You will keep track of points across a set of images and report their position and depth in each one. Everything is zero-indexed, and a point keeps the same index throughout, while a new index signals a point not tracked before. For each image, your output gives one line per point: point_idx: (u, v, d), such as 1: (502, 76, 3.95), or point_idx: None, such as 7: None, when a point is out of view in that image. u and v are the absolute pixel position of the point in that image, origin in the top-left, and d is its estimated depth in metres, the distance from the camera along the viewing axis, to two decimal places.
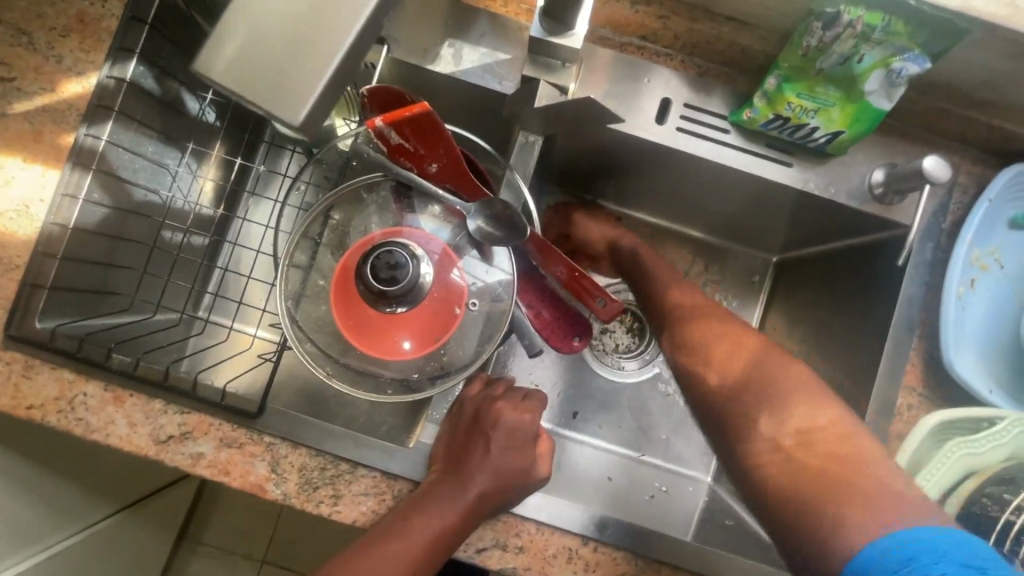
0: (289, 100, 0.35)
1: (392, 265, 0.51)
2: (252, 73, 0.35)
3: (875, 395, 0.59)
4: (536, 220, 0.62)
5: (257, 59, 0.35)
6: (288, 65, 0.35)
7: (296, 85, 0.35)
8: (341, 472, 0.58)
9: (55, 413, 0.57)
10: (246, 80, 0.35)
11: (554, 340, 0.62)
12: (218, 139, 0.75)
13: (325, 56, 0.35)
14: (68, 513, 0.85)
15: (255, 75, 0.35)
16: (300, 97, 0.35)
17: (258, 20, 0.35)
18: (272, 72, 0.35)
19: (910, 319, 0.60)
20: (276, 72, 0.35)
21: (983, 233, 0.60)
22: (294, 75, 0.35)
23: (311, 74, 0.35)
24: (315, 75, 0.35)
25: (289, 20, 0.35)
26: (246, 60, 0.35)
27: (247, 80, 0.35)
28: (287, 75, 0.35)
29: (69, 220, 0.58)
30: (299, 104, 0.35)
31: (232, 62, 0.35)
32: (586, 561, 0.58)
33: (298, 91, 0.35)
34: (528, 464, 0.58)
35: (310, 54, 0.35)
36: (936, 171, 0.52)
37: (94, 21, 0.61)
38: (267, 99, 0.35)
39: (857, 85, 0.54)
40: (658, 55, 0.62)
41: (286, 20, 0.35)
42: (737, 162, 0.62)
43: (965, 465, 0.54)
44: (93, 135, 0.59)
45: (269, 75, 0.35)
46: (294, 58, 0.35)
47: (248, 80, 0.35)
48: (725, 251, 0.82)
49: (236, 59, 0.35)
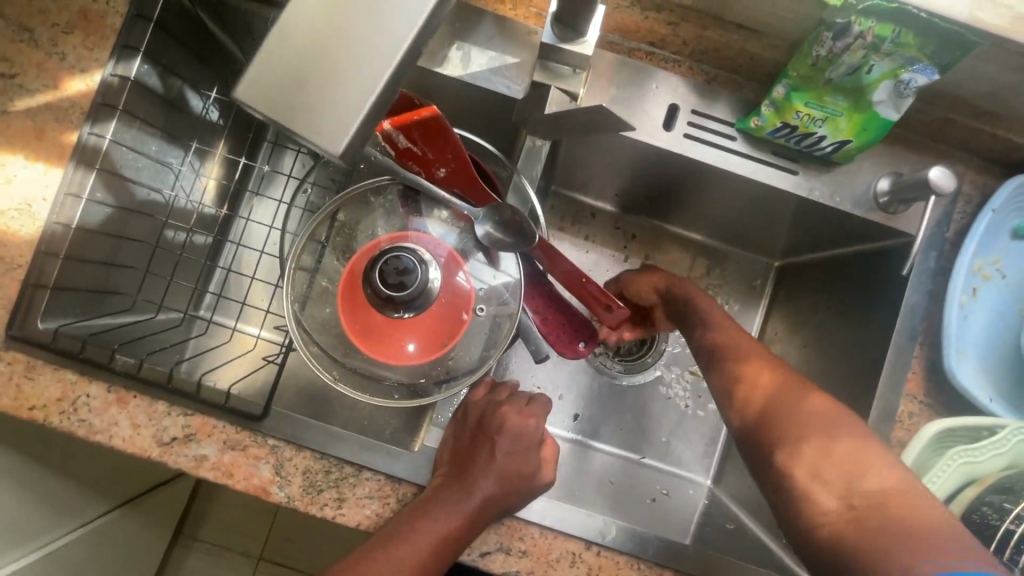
0: (324, 120, 0.29)
1: (400, 270, 0.51)
2: (282, 92, 0.29)
3: (877, 402, 0.60)
4: (542, 224, 0.62)
5: (288, 74, 0.29)
6: (325, 80, 0.29)
7: (335, 107, 0.29)
8: (345, 476, 0.58)
9: (57, 413, 0.56)
10: (274, 101, 0.29)
11: (560, 346, 0.62)
12: (222, 137, 0.75)
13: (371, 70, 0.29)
14: (66, 511, 0.85)
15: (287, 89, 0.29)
16: (341, 121, 0.29)
17: (293, 27, 0.29)
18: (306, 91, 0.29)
19: (913, 328, 0.60)
20: (309, 89, 0.29)
21: (986, 243, 0.60)
22: (332, 94, 0.29)
23: (355, 95, 0.29)
24: (359, 93, 0.29)
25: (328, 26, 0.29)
26: (276, 76, 0.29)
27: (277, 100, 0.29)
28: (324, 94, 0.29)
29: (73, 219, 0.58)
30: (338, 129, 0.29)
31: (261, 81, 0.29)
32: (590, 565, 0.58)
33: (338, 113, 0.29)
34: (532, 469, 0.59)
35: (354, 68, 0.29)
36: (941, 181, 0.53)
37: (98, 18, 0.60)
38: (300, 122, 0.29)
39: (865, 95, 0.54)
40: (667, 61, 0.63)
41: (326, 26, 0.29)
42: (744, 169, 0.62)
43: (965, 473, 0.55)
44: (96, 133, 0.59)
45: (303, 95, 0.29)
46: (334, 73, 0.29)
47: (278, 101, 0.29)
48: (728, 256, 0.83)
49: (266, 74, 0.29)
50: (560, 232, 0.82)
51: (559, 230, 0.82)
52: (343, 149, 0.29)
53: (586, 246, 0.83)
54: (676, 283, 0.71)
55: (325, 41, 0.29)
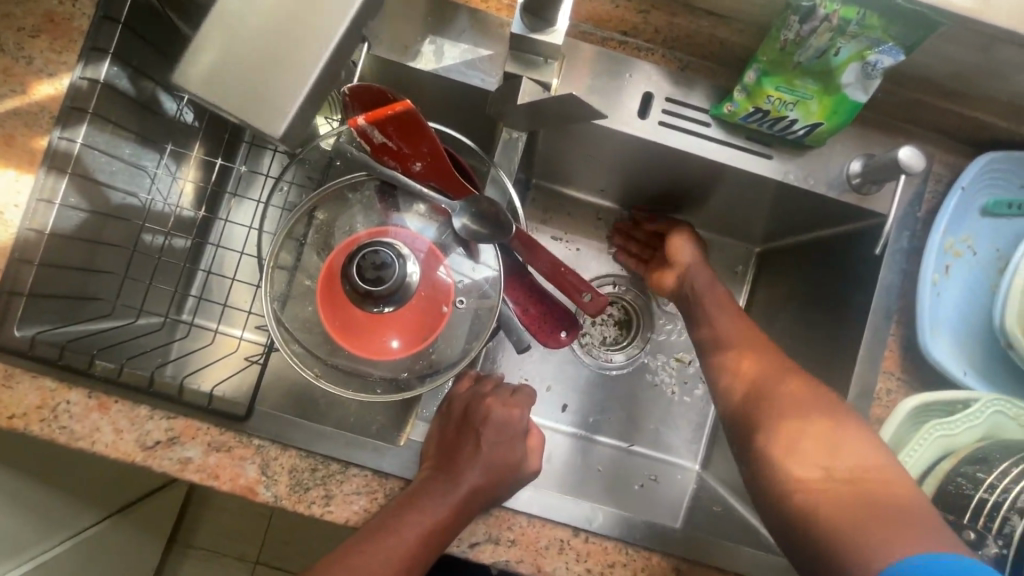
0: (263, 109, 0.39)
1: (378, 265, 0.51)
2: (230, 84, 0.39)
3: (855, 381, 0.61)
4: (521, 215, 0.62)
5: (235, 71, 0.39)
6: (265, 76, 0.39)
7: (275, 97, 0.39)
8: (332, 472, 0.58)
9: (37, 422, 0.56)
10: (224, 89, 0.39)
11: (542, 336, 0.63)
12: (197, 139, 0.74)
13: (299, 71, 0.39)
14: (55, 521, 0.84)
15: (230, 83, 0.39)
16: (279, 107, 0.39)
17: (239, 35, 0.39)
18: (251, 84, 0.39)
19: (888, 308, 0.61)
20: (248, 82, 0.39)
21: (956, 222, 0.62)
22: (270, 87, 0.39)
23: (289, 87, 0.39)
24: (290, 87, 0.39)
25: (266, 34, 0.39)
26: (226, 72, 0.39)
27: (225, 91, 0.39)
28: (265, 87, 0.39)
29: (46, 226, 0.57)
30: (274, 114, 0.39)
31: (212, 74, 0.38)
32: (578, 551, 0.58)
33: (274, 100, 0.39)
34: (519, 458, 0.59)
35: (290, 68, 0.39)
36: (911, 161, 0.54)
37: (64, 20, 0.59)
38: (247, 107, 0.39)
39: (834, 78, 0.55)
40: (639, 49, 0.62)
41: (265, 35, 0.39)
42: (719, 155, 0.63)
43: (941, 446, 0.56)
44: (67, 138, 0.58)
45: (246, 90, 0.39)
46: (272, 71, 0.39)
47: (229, 90, 0.39)
48: (710, 243, 0.83)
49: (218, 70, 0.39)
50: (542, 225, 0.82)
51: (541, 223, 0.82)
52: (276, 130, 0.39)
53: (569, 238, 0.83)
54: (697, 267, 0.73)
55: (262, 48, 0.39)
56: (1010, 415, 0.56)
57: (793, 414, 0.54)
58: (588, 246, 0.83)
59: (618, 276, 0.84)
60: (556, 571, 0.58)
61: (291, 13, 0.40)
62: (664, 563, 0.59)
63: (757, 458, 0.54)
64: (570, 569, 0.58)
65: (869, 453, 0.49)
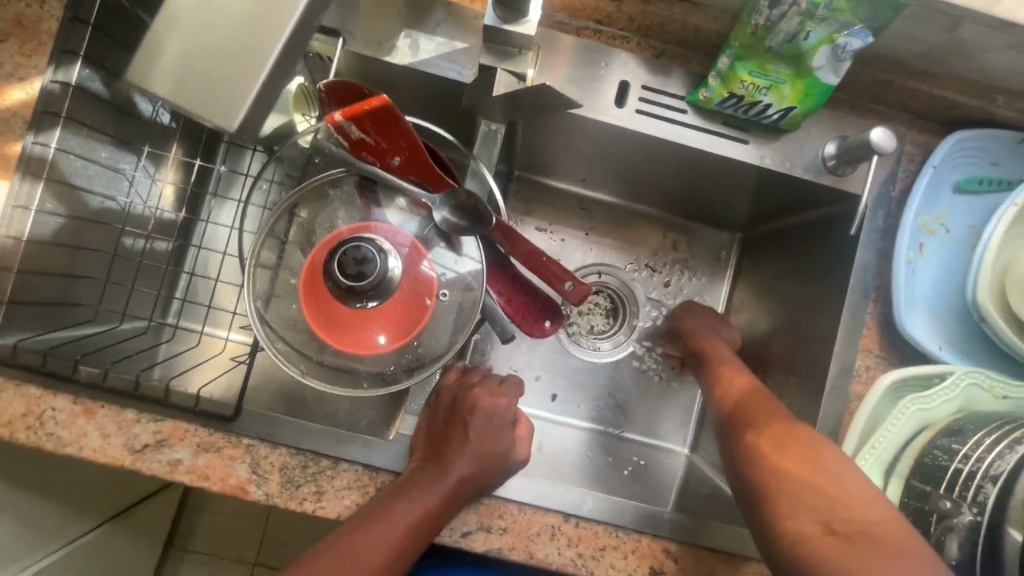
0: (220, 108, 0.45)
1: (359, 260, 0.51)
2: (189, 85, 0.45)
3: (835, 360, 0.62)
4: (502, 207, 0.63)
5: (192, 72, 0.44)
6: (219, 78, 0.45)
7: (228, 98, 0.45)
8: (323, 469, 0.58)
9: (24, 429, 0.56)
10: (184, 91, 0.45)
11: (526, 326, 0.63)
12: (175, 139, 0.73)
13: (248, 72, 0.45)
14: (46, 531, 0.84)
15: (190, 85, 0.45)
16: (231, 105, 0.45)
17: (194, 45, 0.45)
18: (206, 85, 0.45)
19: (865, 287, 0.62)
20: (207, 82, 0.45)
21: (929, 200, 0.63)
22: (223, 87, 0.45)
23: (238, 87, 0.45)
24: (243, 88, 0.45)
25: (221, 40, 0.45)
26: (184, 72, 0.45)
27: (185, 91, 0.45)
28: (217, 87, 0.45)
29: (23, 232, 0.57)
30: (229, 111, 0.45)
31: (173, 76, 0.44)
32: (569, 536, 0.59)
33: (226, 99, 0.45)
34: (507, 447, 0.60)
35: (240, 71, 0.45)
36: (882, 141, 0.55)
37: (32, 24, 0.59)
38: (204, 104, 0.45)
39: (805, 61, 0.55)
40: (614, 38, 0.63)
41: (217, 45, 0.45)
42: (696, 141, 0.63)
43: (919, 419, 0.57)
44: (41, 142, 0.58)
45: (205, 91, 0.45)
46: (225, 74, 0.45)
47: (189, 95, 0.45)
48: (693, 230, 0.84)
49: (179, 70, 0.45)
50: (526, 216, 0.83)
51: (524, 214, 0.83)
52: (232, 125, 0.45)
53: (553, 228, 0.84)
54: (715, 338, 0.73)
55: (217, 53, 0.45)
56: (984, 387, 0.58)
57: (792, 462, 0.50)
58: (572, 236, 0.84)
59: (602, 265, 0.84)
60: (549, 556, 0.59)
61: (240, 23, 0.45)
62: (655, 544, 0.60)
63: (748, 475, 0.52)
64: (562, 554, 0.59)
65: (869, 502, 0.45)
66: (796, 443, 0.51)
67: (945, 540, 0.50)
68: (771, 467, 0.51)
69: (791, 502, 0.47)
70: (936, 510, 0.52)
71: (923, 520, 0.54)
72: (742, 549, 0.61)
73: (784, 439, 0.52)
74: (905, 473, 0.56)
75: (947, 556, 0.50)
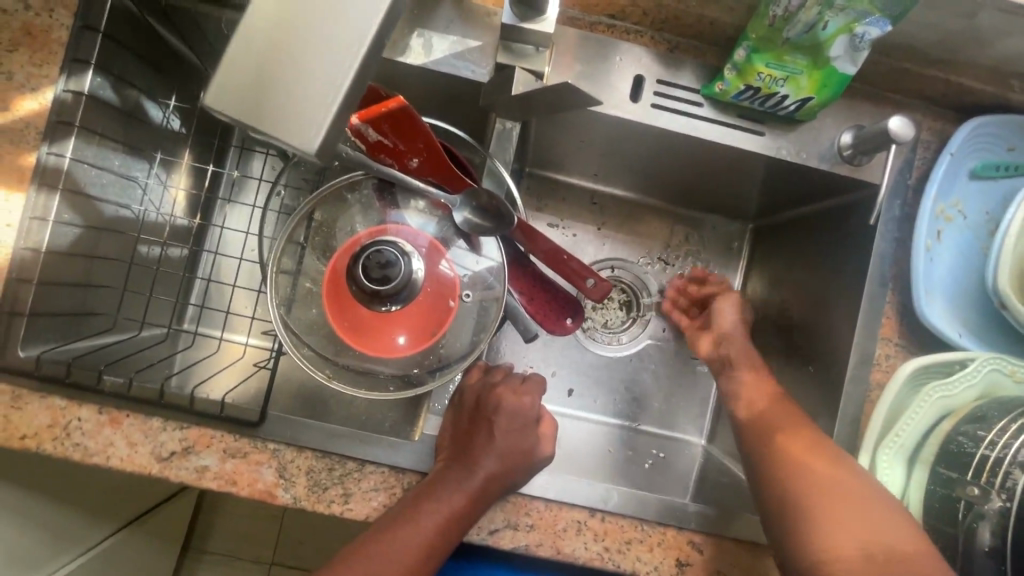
0: (298, 122, 0.31)
1: (384, 263, 0.52)
2: (245, 98, 0.31)
3: (854, 349, 0.62)
4: (519, 205, 0.63)
5: (253, 80, 0.31)
6: (285, 85, 0.31)
7: (309, 110, 0.31)
8: (349, 471, 0.59)
9: (50, 440, 0.56)
10: (247, 102, 0.31)
11: (548, 324, 0.64)
12: (186, 145, 0.73)
13: (331, 75, 0.31)
14: (67, 538, 0.84)
15: (251, 93, 0.31)
16: (309, 121, 0.31)
17: (254, 41, 0.32)
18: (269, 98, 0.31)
19: (884, 275, 0.62)
20: (276, 89, 0.31)
21: (946, 187, 0.63)
22: (293, 97, 0.31)
23: (315, 97, 0.32)
24: (327, 91, 0.31)
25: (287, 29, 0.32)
26: (244, 84, 0.31)
27: (247, 102, 0.31)
28: (285, 98, 0.31)
29: (41, 244, 0.57)
30: (311, 126, 0.31)
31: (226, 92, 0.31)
32: (595, 531, 0.60)
33: (306, 113, 0.31)
34: (531, 445, 0.60)
35: (315, 78, 0.32)
36: (900, 131, 0.54)
37: (41, 33, 0.58)
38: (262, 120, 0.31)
39: (822, 51, 0.55)
40: (627, 32, 0.63)
41: (285, 35, 0.32)
42: (711, 135, 0.63)
43: (941, 407, 0.57)
44: (55, 153, 0.57)
45: (276, 99, 0.31)
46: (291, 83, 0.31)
47: (252, 105, 0.31)
48: (704, 222, 0.84)
49: (229, 77, 0.32)
50: (538, 212, 0.83)
51: (536, 210, 0.83)
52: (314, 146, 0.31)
53: (564, 224, 0.83)
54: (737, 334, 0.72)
55: (277, 51, 0.32)
56: (1005, 371, 0.58)
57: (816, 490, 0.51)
58: (584, 231, 0.84)
59: (616, 260, 0.84)
60: (575, 551, 0.59)
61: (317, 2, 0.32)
62: (679, 537, 0.61)
63: (773, 501, 0.53)
64: (589, 549, 0.60)
65: (890, 522, 0.48)
66: (816, 466, 0.52)
67: (977, 528, 0.52)
68: (794, 497, 0.52)
69: (823, 532, 0.48)
70: (963, 497, 0.53)
71: (948, 506, 0.54)
72: (767, 539, 0.61)
73: (799, 458, 0.54)
74: (929, 460, 0.56)
75: (979, 544, 0.51)
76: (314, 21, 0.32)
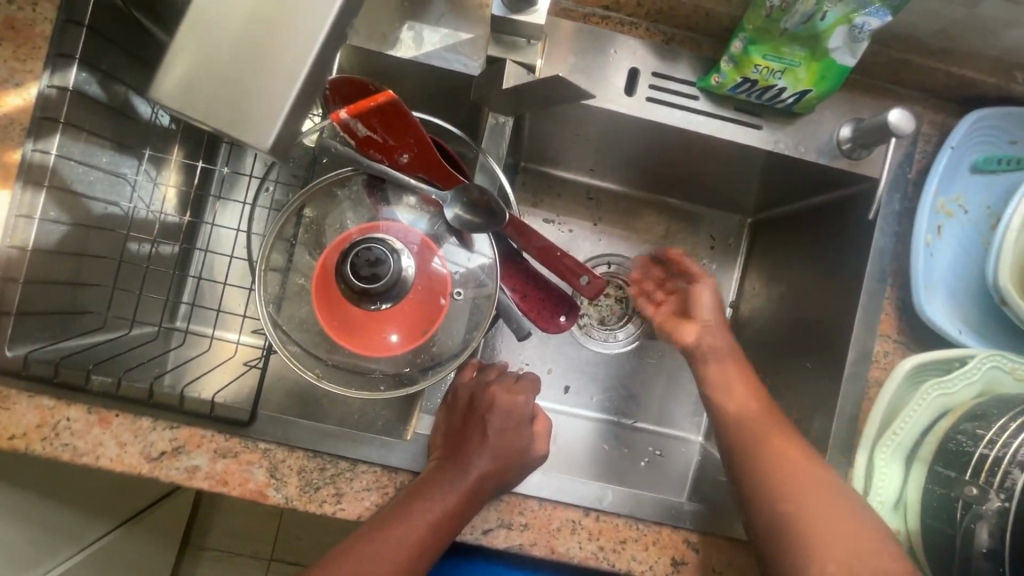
0: (250, 122, 0.36)
1: (372, 261, 0.51)
2: (207, 90, 0.35)
3: (853, 346, 0.61)
4: (512, 201, 0.62)
5: (208, 82, 0.35)
6: (244, 80, 0.36)
7: (259, 110, 0.36)
8: (341, 471, 0.58)
9: (39, 440, 0.56)
10: (203, 103, 0.35)
11: (541, 321, 0.63)
12: (175, 142, 0.72)
13: (282, 80, 0.36)
14: (65, 535, 0.84)
15: (206, 95, 0.35)
16: (260, 119, 0.36)
17: (207, 47, 0.35)
18: (229, 90, 0.35)
19: (882, 271, 0.62)
20: (229, 91, 0.35)
21: (947, 182, 0.62)
22: (248, 97, 0.36)
23: (269, 97, 0.36)
24: (278, 93, 0.36)
25: (238, 36, 0.36)
26: (196, 85, 0.35)
27: (203, 103, 0.35)
28: (245, 90, 0.35)
29: (27, 242, 0.56)
30: (262, 124, 0.36)
31: (186, 77, 0.35)
32: (590, 530, 0.59)
33: (260, 114, 0.36)
34: (526, 444, 0.60)
35: (272, 73, 0.36)
36: (900, 124, 0.53)
37: (25, 27, 0.57)
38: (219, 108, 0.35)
39: (821, 43, 0.54)
40: (622, 24, 0.62)
41: (236, 42, 0.36)
42: (708, 129, 0.62)
43: (941, 405, 0.57)
44: (41, 149, 0.56)
45: (230, 100, 0.35)
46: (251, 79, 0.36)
47: (208, 105, 0.35)
48: (702, 218, 0.83)
49: (182, 78, 0.35)
50: (534, 208, 0.82)
51: (532, 206, 0.82)
52: (266, 143, 0.36)
53: (561, 219, 0.82)
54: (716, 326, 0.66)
55: (231, 52, 0.36)
56: (1006, 369, 0.57)
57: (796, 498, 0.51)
58: (581, 226, 0.83)
59: (613, 256, 0.83)
60: (570, 550, 0.59)
61: (266, 12, 0.36)
62: (675, 536, 0.60)
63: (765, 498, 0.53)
64: (583, 548, 0.59)
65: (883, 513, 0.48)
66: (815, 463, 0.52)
67: (975, 527, 0.51)
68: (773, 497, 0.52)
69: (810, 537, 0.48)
70: (960, 496, 0.52)
71: (946, 506, 0.53)
72: None
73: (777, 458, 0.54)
74: (927, 459, 0.56)
75: (978, 544, 0.51)
76: (265, 31, 0.36)
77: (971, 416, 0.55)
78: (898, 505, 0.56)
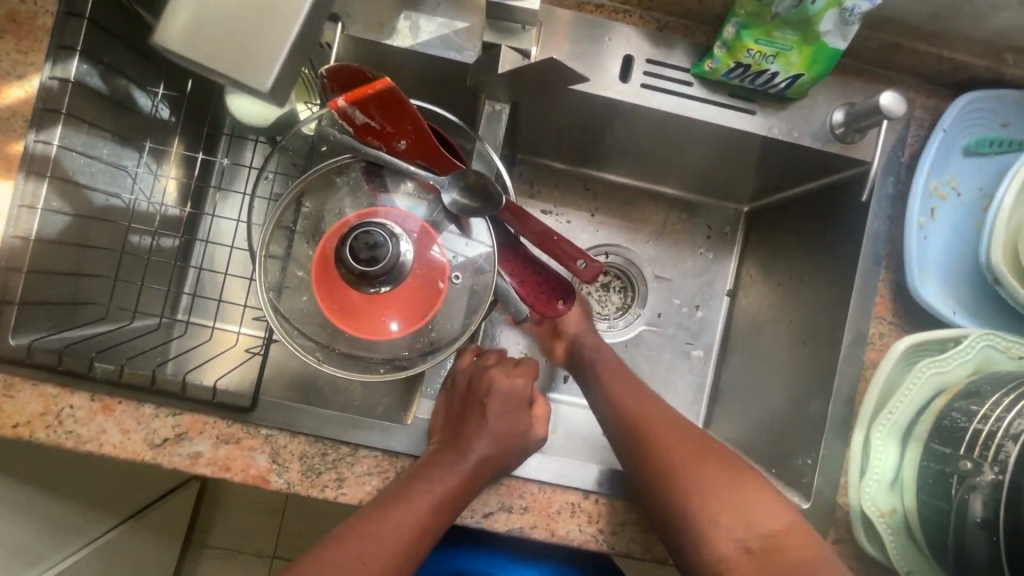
0: (252, 66, 0.40)
1: (371, 245, 0.52)
2: (209, 35, 0.39)
3: (848, 328, 0.62)
4: (509, 187, 0.62)
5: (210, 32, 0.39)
6: (244, 35, 0.40)
7: (259, 55, 0.40)
8: (342, 455, 0.59)
9: (43, 428, 0.56)
10: (206, 49, 0.39)
11: (539, 306, 0.63)
12: (176, 134, 0.72)
13: (280, 33, 0.40)
14: (69, 529, 0.84)
15: (210, 41, 0.39)
16: (260, 64, 0.40)
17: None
18: (231, 35, 0.39)
19: (877, 254, 0.63)
20: (232, 39, 0.39)
21: (939, 164, 0.63)
22: (250, 45, 0.40)
23: (269, 46, 0.40)
24: (277, 43, 0.40)
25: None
26: (200, 32, 0.39)
27: (207, 49, 0.39)
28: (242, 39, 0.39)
29: (30, 232, 0.57)
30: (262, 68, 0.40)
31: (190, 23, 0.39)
32: (589, 513, 0.60)
33: (260, 59, 0.40)
34: (526, 428, 0.60)
35: (267, 24, 0.40)
36: (892, 107, 0.54)
37: (26, 20, 0.58)
38: (224, 66, 0.39)
39: (812, 26, 0.54)
40: (616, 12, 0.63)
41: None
42: (703, 115, 0.63)
43: (934, 383, 0.57)
44: (43, 140, 0.57)
45: (234, 48, 0.40)
46: (253, 26, 0.40)
47: (209, 51, 0.39)
48: (698, 207, 0.84)
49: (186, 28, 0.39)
50: (532, 198, 0.82)
51: (529, 196, 0.82)
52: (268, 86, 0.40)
53: (558, 210, 0.83)
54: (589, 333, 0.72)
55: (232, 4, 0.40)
56: (999, 348, 0.58)
57: (722, 498, 0.51)
58: (579, 217, 0.83)
59: (611, 246, 0.83)
60: (570, 533, 0.59)
61: None
62: None
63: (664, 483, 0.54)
64: (582, 531, 0.59)
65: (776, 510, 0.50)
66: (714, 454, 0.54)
67: (969, 499, 0.51)
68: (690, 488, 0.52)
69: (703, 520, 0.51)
70: (956, 471, 0.52)
71: (941, 481, 0.54)
72: None
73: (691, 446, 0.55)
74: (922, 437, 0.56)
75: (972, 516, 0.50)
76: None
77: (966, 394, 0.55)
78: (895, 484, 0.57)
